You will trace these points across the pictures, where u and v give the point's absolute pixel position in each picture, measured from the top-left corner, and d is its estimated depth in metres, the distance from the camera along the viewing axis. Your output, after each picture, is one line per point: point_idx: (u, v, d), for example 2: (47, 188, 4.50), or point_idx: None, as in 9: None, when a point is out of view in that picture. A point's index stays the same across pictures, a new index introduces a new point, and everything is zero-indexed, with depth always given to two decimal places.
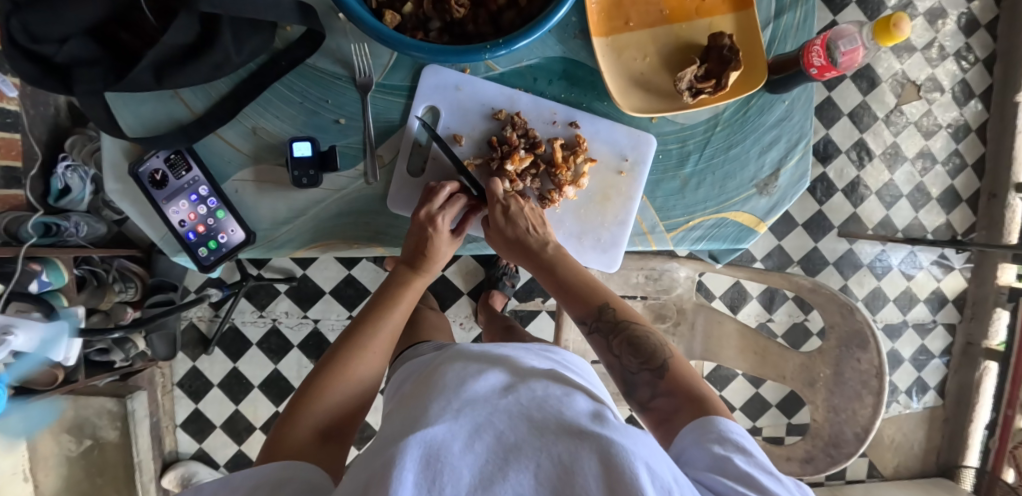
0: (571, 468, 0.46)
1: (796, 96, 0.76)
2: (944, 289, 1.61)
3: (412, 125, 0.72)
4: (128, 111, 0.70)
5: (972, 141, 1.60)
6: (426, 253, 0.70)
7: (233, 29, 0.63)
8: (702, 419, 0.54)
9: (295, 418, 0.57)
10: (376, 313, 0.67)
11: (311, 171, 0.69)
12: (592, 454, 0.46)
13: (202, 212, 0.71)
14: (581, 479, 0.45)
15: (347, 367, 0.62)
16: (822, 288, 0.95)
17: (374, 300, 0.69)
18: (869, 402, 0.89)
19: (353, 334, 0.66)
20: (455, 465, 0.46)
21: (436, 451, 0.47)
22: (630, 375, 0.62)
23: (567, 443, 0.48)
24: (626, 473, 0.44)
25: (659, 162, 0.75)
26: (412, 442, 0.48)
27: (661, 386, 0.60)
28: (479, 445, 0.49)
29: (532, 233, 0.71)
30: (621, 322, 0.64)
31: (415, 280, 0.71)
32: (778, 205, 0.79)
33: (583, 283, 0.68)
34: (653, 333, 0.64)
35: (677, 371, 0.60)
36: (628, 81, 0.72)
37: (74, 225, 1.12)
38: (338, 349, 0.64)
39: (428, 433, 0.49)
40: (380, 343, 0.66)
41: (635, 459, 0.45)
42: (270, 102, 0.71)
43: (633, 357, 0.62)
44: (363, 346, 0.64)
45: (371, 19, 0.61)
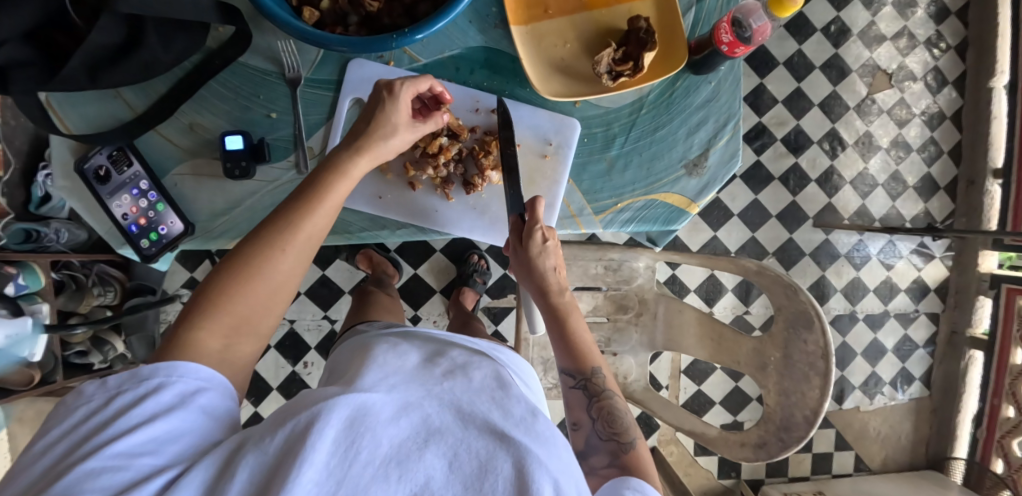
0: (484, 464, 0.45)
1: (721, 76, 0.78)
2: (925, 278, 1.59)
3: (340, 118, 0.75)
4: (72, 111, 0.74)
5: (947, 128, 1.58)
6: (368, 135, 0.62)
7: (159, 30, 0.66)
8: (621, 477, 0.55)
9: (195, 325, 0.51)
10: (311, 197, 0.57)
11: (242, 162, 0.72)
12: (507, 456, 0.45)
13: (143, 206, 0.74)
14: (491, 478, 0.44)
15: (261, 264, 0.53)
16: (767, 270, 0.95)
17: (301, 188, 0.57)
18: (816, 383, 0.89)
19: (283, 215, 0.55)
20: (377, 433, 0.45)
21: (365, 414, 0.46)
22: (595, 439, 0.62)
23: (493, 436, 0.47)
24: (533, 486, 0.43)
25: (584, 146, 0.77)
26: (344, 400, 0.46)
27: (619, 458, 0.59)
28: (407, 418, 0.47)
29: (554, 274, 0.70)
30: (602, 391, 0.65)
31: (346, 168, 0.59)
32: (708, 185, 0.80)
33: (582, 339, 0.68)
34: (629, 413, 0.64)
35: (640, 454, 0.60)
36: (550, 67, 0.74)
37: (54, 232, 1.17)
38: (249, 246, 0.54)
39: (362, 396, 0.47)
40: (305, 236, 0.55)
41: (545, 476, 0.44)
42: (205, 99, 0.74)
43: (606, 426, 0.63)
44: (275, 244, 0.54)
45: (286, 17, 0.65)
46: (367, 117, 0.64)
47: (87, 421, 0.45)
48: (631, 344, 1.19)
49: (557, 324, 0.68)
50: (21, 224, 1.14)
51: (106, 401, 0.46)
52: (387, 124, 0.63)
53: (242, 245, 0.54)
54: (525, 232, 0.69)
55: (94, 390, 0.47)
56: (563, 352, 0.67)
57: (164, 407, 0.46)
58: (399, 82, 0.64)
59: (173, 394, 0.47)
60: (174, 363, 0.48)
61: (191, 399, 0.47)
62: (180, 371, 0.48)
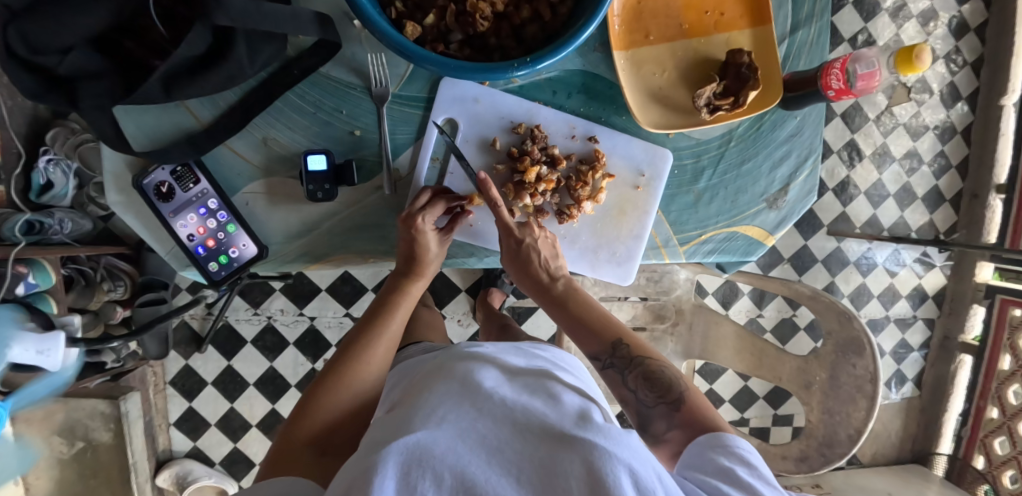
0: (551, 470, 0.46)
1: (808, 112, 0.77)
2: (925, 286, 1.67)
3: (430, 140, 0.71)
4: (132, 120, 0.68)
5: (957, 143, 1.64)
6: (419, 260, 0.70)
7: (247, 42, 0.60)
8: (710, 433, 0.55)
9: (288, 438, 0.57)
10: (372, 326, 0.68)
11: (326, 184, 0.68)
12: (575, 457, 0.46)
13: (212, 226, 0.70)
14: (563, 481, 0.45)
15: (348, 378, 0.62)
16: (821, 296, 0.98)
17: (371, 312, 0.70)
18: (863, 405, 0.92)
19: (349, 350, 0.66)
20: (437, 468, 0.46)
21: (417, 455, 0.47)
22: (646, 409, 0.61)
23: (552, 449, 0.48)
24: (608, 477, 0.44)
25: (674, 178, 0.76)
26: (395, 447, 0.48)
27: (677, 418, 0.59)
28: (462, 447, 0.48)
29: (545, 267, 0.72)
30: (636, 357, 0.65)
31: (411, 289, 0.72)
32: (787, 218, 0.81)
33: (595, 318, 0.69)
34: (668, 367, 0.64)
35: (693, 403, 0.60)
36: (646, 96, 0.72)
37: (59, 223, 1.05)
38: (336, 363, 0.64)
39: (409, 439, 0.49)
40: (380, 354, 0.66)
41: (617, 465, 0.45)
42: (281, 112, 0.69)
43: (650, 391, 0.62)
44: (359, 357, 0.64)
45: (392, 33, 0.59)
46: (407, 245, 0.69)
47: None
48: (666, 352, 1.21)
49: (567, 314, 0.71)
50: (26, 214, 1.00)
51: None
52: (427, 253, 0.70)
53: (328, 368, 0.64)
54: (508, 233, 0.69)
55: None
56: (585, 339, 0.69)
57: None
58: (420, 215, 0.68)
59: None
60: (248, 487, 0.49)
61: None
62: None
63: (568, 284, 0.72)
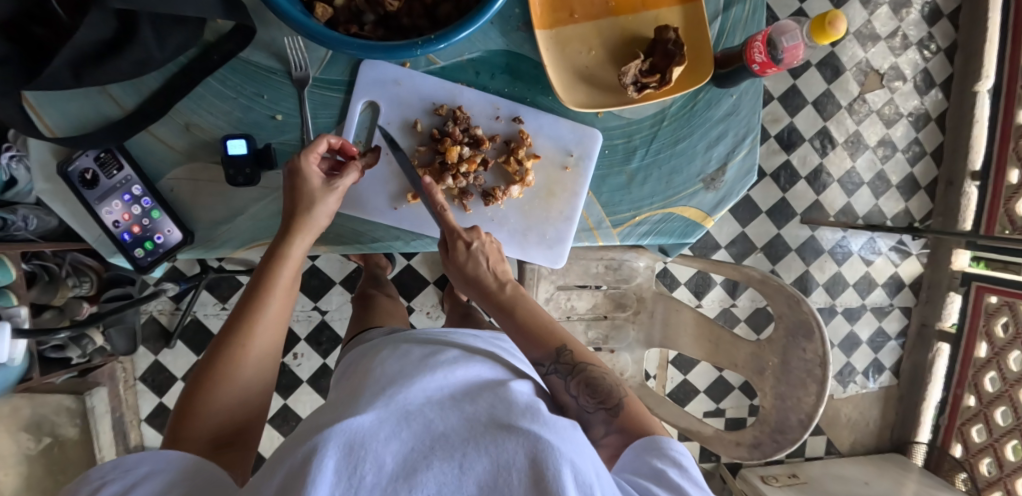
0: (492, 457, 0.45)
1: (742, 90, 0.77)
2: (901, 274, 1.65)
3: (351, 121, 0.71)
4: (54, 109, 0.68)
5: (931, 130, 1.62)
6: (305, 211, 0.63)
7: (154, 25, 0.60)
8: (645, 438, 0.55)
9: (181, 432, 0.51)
10: (261, 294, 0.60)
11: (247, 169, 0.67)
12: (517, 447, 0.46)
13: (137, 212, 0.70)
14: (505, 474, 0.44)
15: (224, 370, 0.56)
16: (770, 280, 0.98)
17: (253, 281, 0.61)
18: (812, 390, 0.91)
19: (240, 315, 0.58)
20: (379, 454, 0.45)
21: (359, 441, 0.46)
22: (585, 414, 0.60)
23: (496, 436, 0.47)
24: (547, 470, 0.44)
25: (605, 158, 0.75)
26: (337, 431, 0.47)
27: (615, 423, 0.58)
28: (407, 433, 0.48)
29: (492, 276, 0.71)
30: (578, 363, 0.62)
31: (289, 251, 0.62)
32: (724, 199, 0.80)
33: (538, 322, 0.67)
34: (610, 374, 0.62)
35: (630, 415, 0.59)
36: (573, 75, 0.71)
37: (22, 219, 1.01)
38: (212, 351, 0.57)
39: (352, 423, 0.47)
40: (263, 328, 0.59)
41: (557, 457, 0.45)
42: (202, 98, 0.69)
43: (589, 397, 0.60)
44: (236, 340, 0.57)
45: (296, 14, 0.59)
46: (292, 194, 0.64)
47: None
48: (628, 341, 1.20)
49: (509, 317, 0.68)
50: None
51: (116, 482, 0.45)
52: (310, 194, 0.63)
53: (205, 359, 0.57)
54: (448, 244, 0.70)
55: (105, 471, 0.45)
56: (526, 342, 0.66)
57: None
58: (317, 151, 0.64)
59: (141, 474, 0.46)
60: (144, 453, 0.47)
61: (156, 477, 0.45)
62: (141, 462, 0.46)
63: (515, 288, 0.70)
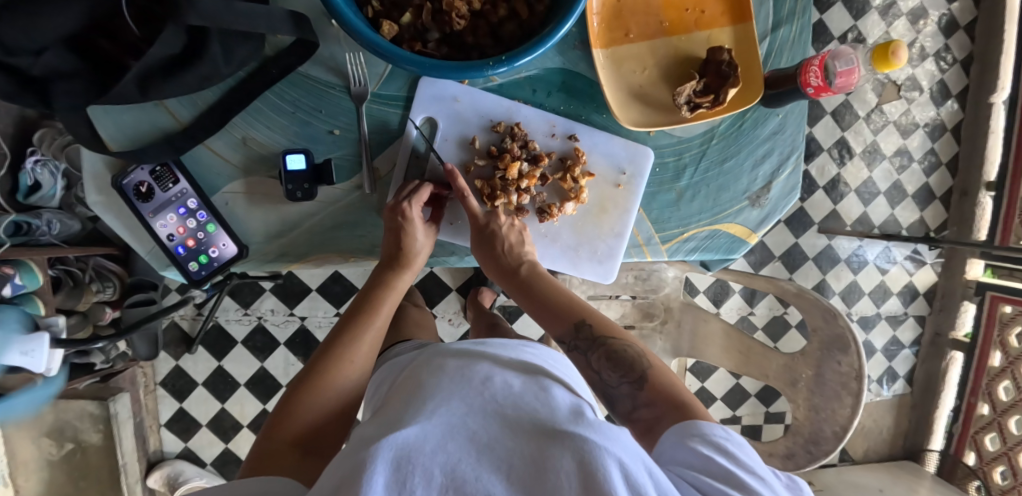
0: (541, 464, 0.45)
1: (789, 110, 0.78)
2: (915, 283, 1.67)
3: (409, 137, 0.71)
4: (111, 121, 0.68)
5: (947, 140, 1.64)
6: (405, 252, 0.70)
7: (222, 40, 0.60)
8: (683, 421, 0.53)
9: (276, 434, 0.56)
10: (357, 324, 0.66)
11: (305, 184, 0.68)
12: (567, 452, 0.45)
13: (192, 226, 0.70)
14: (555, 477, 0.44)
15: (327, 378, 0.61)
16: (805, 293, 0.99)
17: (351, 313, 0.68)
18: (848, 402, 0.92)
19: (339, 341, 0.65)
20: (427, 465, 0.45)
21: (407, 453, 0.46)
22: (611, 389, 0.61)
23: (543, 444, 0.47)
24: (598, 472, 0.44)
25: (656, 175, 0.76)
26: (385, 444, 0.47)
27: (642, 396, 0.59)
28: (453, 444, 0.48)
29: (511, 252, 0.71)
30: (600, 337, 0.64)
31: (396, 282, 0.71)
32: (769, 216, 0.81)
33: (558, 298, 0.69)
34: (632, 343, 0.63)
35: (659, 385, 0.59)
36: (627, 94, 0.72)
37: (47, 223, 1.01)
38: (317, 360, 0.63)
39: (399, 436, 0.48)
40: (364, 355, 0.65)
41: (608, 458, 0.44)
42: (260, 112, 0.69)
43: (614, 371, 0.61)
44: (342, 355, 0.63)
45: (367, 31, 0.59)
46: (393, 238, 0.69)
47: None
48: (655, 350, 1.21)
49: (530, 297, 0.70)
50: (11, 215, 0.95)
51: None
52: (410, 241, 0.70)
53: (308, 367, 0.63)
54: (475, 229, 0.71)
55: None
56: (549, 321, 0.68)
57: None
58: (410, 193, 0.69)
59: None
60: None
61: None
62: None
63: (532, 267, 0.71)
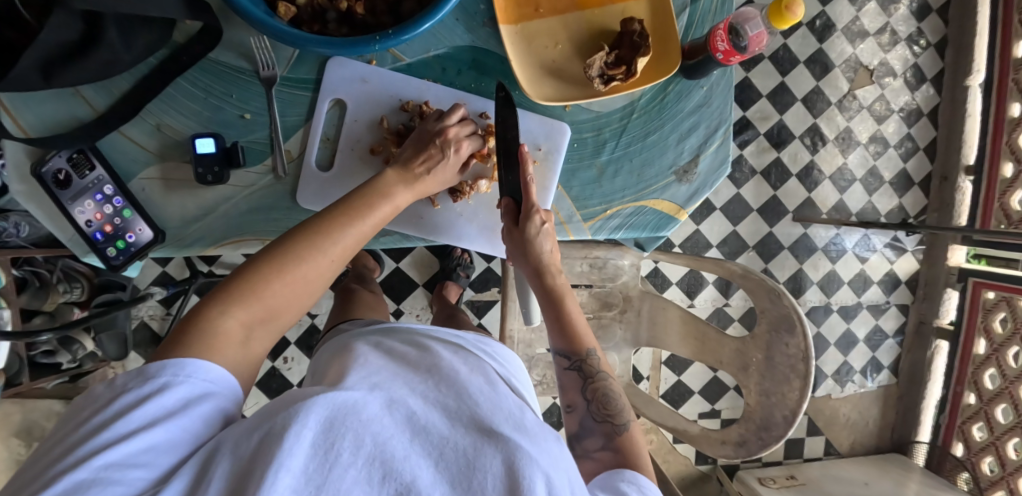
0: (471, 459, 0.44)
1: (713, 81, 0.77)
2: (897, 271, 1.63)
3: (318, 118, 0.71)
4: (28, 110, 0.69)
5: (924, 125, 1.61)
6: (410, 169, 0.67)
7: (119, 26, 0.61)
8: (617, 468, 0.54)
9: (225, 309, 0.51)
10: (345, 219, 0.60)
11: (215, 167, 0.68)
12: (497, 454, 0.44)
13: (109, 212, 0.70)
14: (480, 475, 0.43)
15: (304, 266, 0.56)
16: (752, 274, 0.97)
17: (343, 206, 0.61)
18: (796, 385, 0.90)
19: (326, 230, 0.58)
20: (360, 431, 0.43)
21: (343, 415, 0.44)
22: (590, 421, 0.61)
23: (476, 438, 0.45)
24: (524, 480, 0.42)
25: (575, 151, 0.75)
26: (325, 398, 0.45)
27: (614, 441, 0.58)
28: (388, 419, 0.46)
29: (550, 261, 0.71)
30: (598, 372, 0.64)
31: (389, 194, 0.64)
32: (698, 192, 0.80)
33: (577, 319, 0.68)
34: (620, 390, 0.64)
35: (633, 437, 0.59)
36: (540, 69, 0.72)
37: (15, 226, 1.04)
38: (296, 242, 0.56)
39: (341, 395, 0.45)
40: (346, 250, 0.60)
41: (537, 469, 0.43)
42: (172, 98, 0.70)
43: (599, 406, 0.62)
44: (326, 248, 0.58)
45: (256, 11, 0.60)
46: (415, 150, 0.68)
47: (90, 419, 0.43)
48: (615, 341, 1.19)
49: (554, 304, 0.69)
50: None
51: (109, 398, 0.44)
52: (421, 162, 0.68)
53: (284, 242, 0.57)
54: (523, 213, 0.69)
55: (101, 388, 0.45)
56: (558, 330, 0.67)
57: (166, 410, 0.44)
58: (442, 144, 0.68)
59: (178, 398, 0.45)
60: (190, 361, 0.47)
61: (195, 405, 0.45)
62: (188, 370, 0.46)
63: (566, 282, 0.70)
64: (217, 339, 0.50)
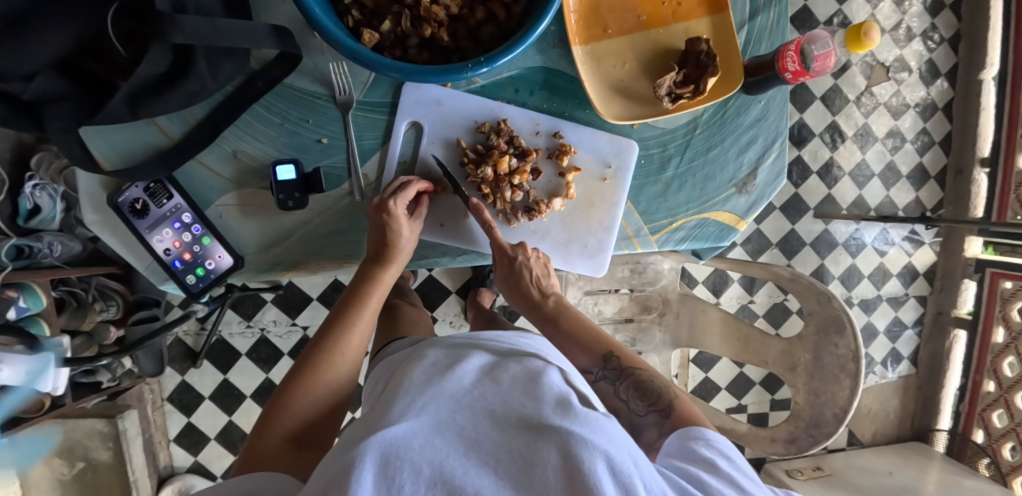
0: (529, 460, 0.45)
1: (771, 96, 0.79)
2: (914, 263, 1.67)
3: (395, 141, 0.72)
4: (102, 140, 0.69)
5: (938, 119, 1.64)
6: (390, 246, 0.70)
7: (207, 57, 0.61)
8: (685, 428, 0.57)
9: (265, 432, 0.56)
10: (343, 318, 0.67)
11: (296, 193, 0.69)
12: (551, 447, 0.45)
13: (187, 240, 0.71)
14: (541, 470, 0.44)
15: (321, 372, 0.62)
16: (799, 278, 1.00)
17: (339, 308, 0.69)
18: (846, 384, 0.93)
19: (326, 336, 0.66)
20: (415, 460, 0.44)
21: (395, 449, 0.45)
22: (637, 418, 0.62)
23: (528, 437, 0.47)
24: (584, 467, 0.43)
25: (641, 168, 0.77)
26: (374, 441, 0.46)
27: (668, 424, 0.60)
28: (440, 439, 0.47)
29: (537, 286, 0.75)
30: (626, 368, 0.66)
31: (381, 277, 0.70)
32: (757, 202, 0.82)
33: (585, 331, 0.71)
34: (657, 376, 0.65)
35: (684, 412, 0.60)
36: (609, 88, 0.73)
37: (48, 246, 0.98)
38: (308, 356, 0.64)
39: (387, 434, 0.47)
40: (354, 346, 0.66)
41: (594, 453, 0.44)
42: (249, 124, 0.70)
43: (640, 400, 0.63)
44: (334, 349, 0.64)
45: (347, 40, 0.60)
46: (376, 234, 0.70)
47: None
48: (655, 343, 1.22)
49: (556, 326, 0.73)
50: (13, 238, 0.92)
51: None
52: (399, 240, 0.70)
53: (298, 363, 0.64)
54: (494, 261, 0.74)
55: None
56: (575, 349, 0.70)
57: None
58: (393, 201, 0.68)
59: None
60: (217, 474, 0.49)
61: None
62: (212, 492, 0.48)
63: (558, 301, 0.74)
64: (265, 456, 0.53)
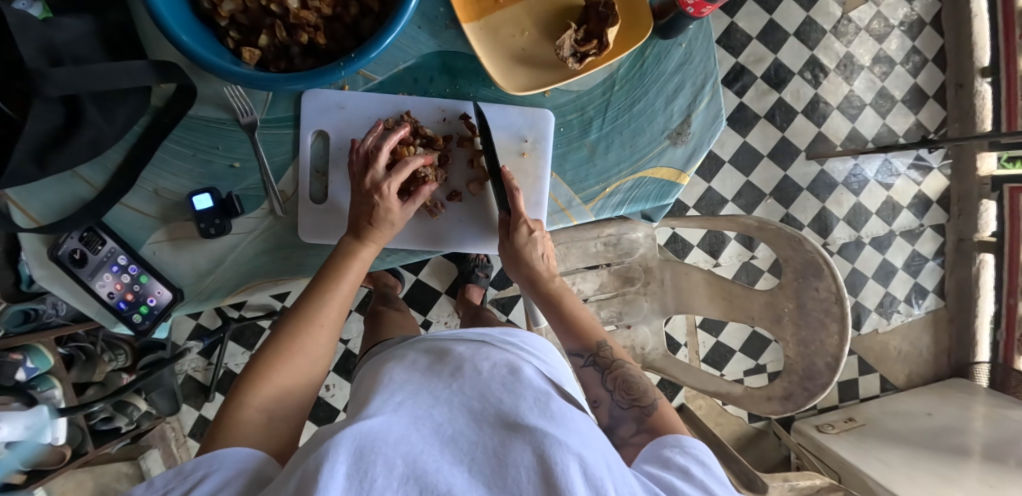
0: (502, 457, 0.44)
1: (691, 36, 0.75)
2: (925, 191, 1.58)
3: (304, 152, 0.73)
4: (34, 199, 0.69)
5: (928, 35, 1.54)
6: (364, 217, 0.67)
7: (98, 102, 0.62)
8: (661, 436, 0.57)
9: (239, 402, 0.54)
10: (319, 288, 0.63)
11: (216, 220, 0.70)
12: (526, 446, 0.44)
13: (127, 281, 0.71)
14: (514, 470, 0.43)
15: (298, 346, 0.59)
16: (768, 225, 0.95)
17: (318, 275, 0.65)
18: (834, 329, 0.88)
19: (301, 310, 0.62)
20: (389, 455, 0.43)
21: (369, 443, 0.44)
22: (620, 411, 0.63)
23: (505, 436, 0.46)
24: (556, 467, 0.42)
25: (562, 135, 0.75)
26: (347, 434, 0.45)
27: (646, 423, 0.60)
28: (416, 435, 0.46)
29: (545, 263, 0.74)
30: (616, 361, 0.67)
31: (359, 251, 0.66)
32: (696, 152, 0.78)
33: (582, 316, 0.71)
34: (644, 376, 0.65)
35: (664, 413, 0.61)
36: (511, 59, 0.71)
37: (53, 305, 0.95)
38: (289, 326, 0.60)
39: (363, 427, 0.46)
40: (332, 316, 0.63)
41: (567, 454, 0.43)
42: (163, 161, 0.71)
43: (625, 394, 0.64)
44: (311, 320, 0.61)
45: (221, 66, 0.59)
46: None
47: None
48: (643, 314, 1.18)
49: (555, 310, 0.72)
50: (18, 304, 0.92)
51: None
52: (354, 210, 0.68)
53: (278, 329, 0.61)
54: (511, 226, 0.72)
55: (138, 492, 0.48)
56: (566, 333, 0.71)
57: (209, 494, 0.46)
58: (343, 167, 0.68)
59: (216, 482, 0.47)
60: (222, 450, 0.49)
61: (233, 483, 0.47)
62: (220, 459, 0.49)
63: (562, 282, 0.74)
64: (238, 430, 0.52)
